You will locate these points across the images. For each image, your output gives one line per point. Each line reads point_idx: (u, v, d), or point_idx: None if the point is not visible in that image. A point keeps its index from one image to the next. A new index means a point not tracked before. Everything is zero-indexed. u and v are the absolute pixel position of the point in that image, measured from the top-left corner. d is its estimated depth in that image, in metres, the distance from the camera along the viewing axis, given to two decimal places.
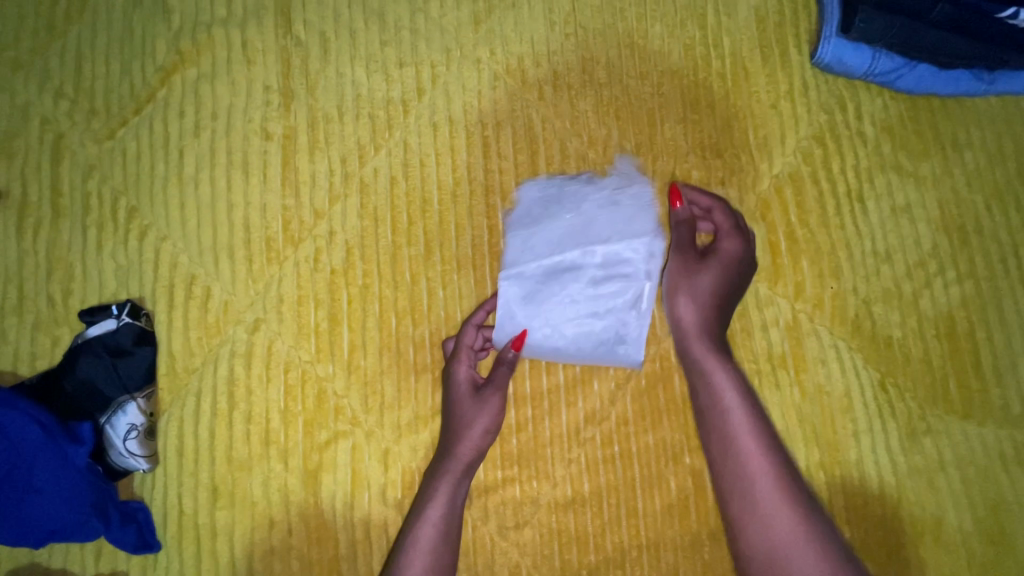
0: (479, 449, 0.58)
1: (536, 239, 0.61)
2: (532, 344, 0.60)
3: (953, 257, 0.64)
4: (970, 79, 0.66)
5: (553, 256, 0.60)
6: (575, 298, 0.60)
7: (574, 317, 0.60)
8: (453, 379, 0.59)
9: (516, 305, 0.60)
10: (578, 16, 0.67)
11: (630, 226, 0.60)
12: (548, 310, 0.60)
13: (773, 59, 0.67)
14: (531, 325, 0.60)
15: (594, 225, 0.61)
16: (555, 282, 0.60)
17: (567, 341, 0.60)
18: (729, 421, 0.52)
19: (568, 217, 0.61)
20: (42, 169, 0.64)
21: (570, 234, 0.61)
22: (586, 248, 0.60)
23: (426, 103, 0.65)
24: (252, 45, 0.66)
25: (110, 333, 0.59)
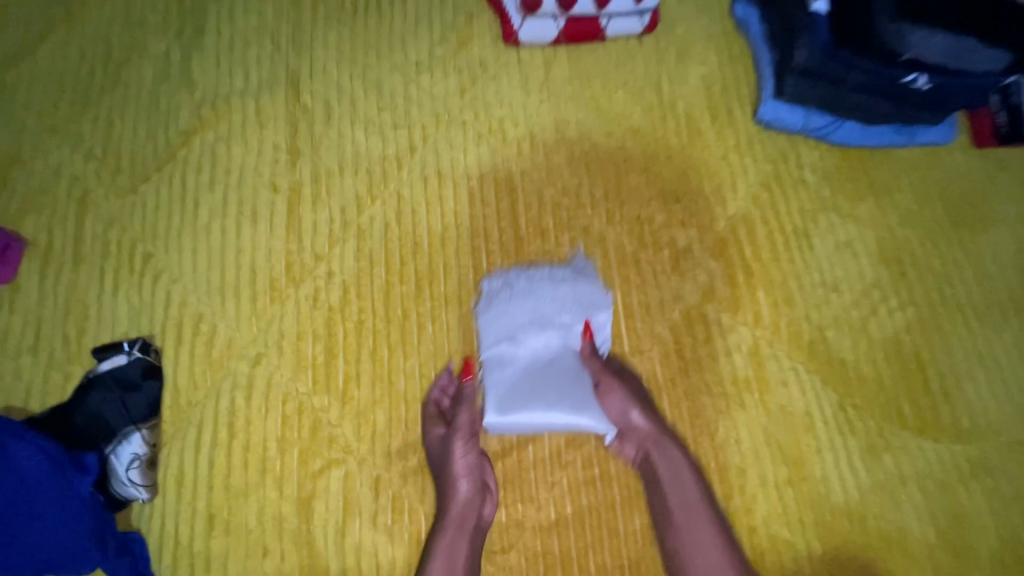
0: (468, 498, 0.59)
1: (505, 315, 0.66)
2: (514, 421, 0.62)
3: (893, 287, 0.71)
4: (892, 133, 0.76)
5: (524, 331, 0.65)
6: (550, 369, 0.64)
7: (549, 389, 0.63)
8: (432, 437, 0.62)
9: (493, 379, 0.64)
10: (551, 85, 0.78)
11: (591, 298, 0.67)
12: (523, 382, 0.64)
13: (721, 118, 0.77)
14: (508, 397, 0.63)
15: (559, 298, 0.67)
16: (528, 354, 0.65)
17: (543, 413, 0.62)
18: (676, 475, 0.59)
19: (530, 298, 0.67)
20: (68, 221, 0.70)
21: (539, 308, 0.66)
22: (553, 321, 0.66)
23: (418, 159, 0.74)
24: (265, 112, 0.75)
25: (121, 367, 0.63)
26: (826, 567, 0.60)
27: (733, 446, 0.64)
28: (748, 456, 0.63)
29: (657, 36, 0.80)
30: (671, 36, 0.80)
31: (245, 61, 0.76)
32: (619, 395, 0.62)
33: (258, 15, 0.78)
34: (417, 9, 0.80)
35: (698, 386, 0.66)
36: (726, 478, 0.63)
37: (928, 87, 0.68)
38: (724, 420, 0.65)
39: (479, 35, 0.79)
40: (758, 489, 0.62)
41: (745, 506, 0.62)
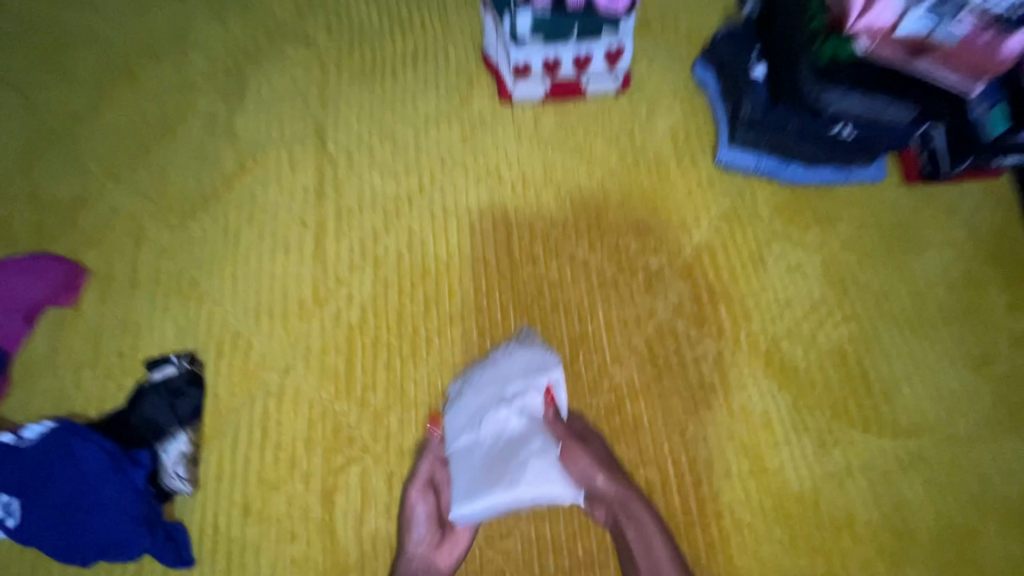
0: (426, 533, 0.68)
1: (461, 403, 0.72)
2: (484, 505, 0.65)
3: (839, 303, 0.82)
4: (832, 172, 0.87)
5: (479, 413, 0.70)
6: (510, 444, 0.68)
7: (514, 462, 0.66)
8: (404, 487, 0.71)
9: (459, 468, 0.68)
10: (540, 135, 0.91)
11: (536, 363, 0.72)
12: (489, 462, 0.68)
13: (686, 161, 0.90)
14: (476, 479, 0.67)
15: (508, 371, 0.72)
16: (488, 434, 0.69)
17: (509, 493, 0.65)
18: (641, 528, 0.66)
19: (483, 379, 0.73)
20: (126, 253, 0.82)
21: (489, 386, 0.72)
22: (506, 395, 0.71)
23: (427, 197, 0.86)
24: (296, 159, 0.87)
25: (170, 376, 0.73)
26: (784, 547, 0.68)
27: (701, 442, 0.73)
28: (714, 450, 0.73)
29: (631, 93, 0.93)
30: (643, 92, 0.93)
31: (280, 117, 0.90)
32: (583, 463, 0.67)
33: (291, 78, 0.92)
34: (426, 72, 0.94)
35: (669, 390, 0.76)
36: (695, 470, 0.72)
37: (852, 137, 0.79)
38: (693, 420, 0.74)
39: (478, 94, 0.93)
40: (723, 479, 0.71)
41: (712, 493, 0.71)
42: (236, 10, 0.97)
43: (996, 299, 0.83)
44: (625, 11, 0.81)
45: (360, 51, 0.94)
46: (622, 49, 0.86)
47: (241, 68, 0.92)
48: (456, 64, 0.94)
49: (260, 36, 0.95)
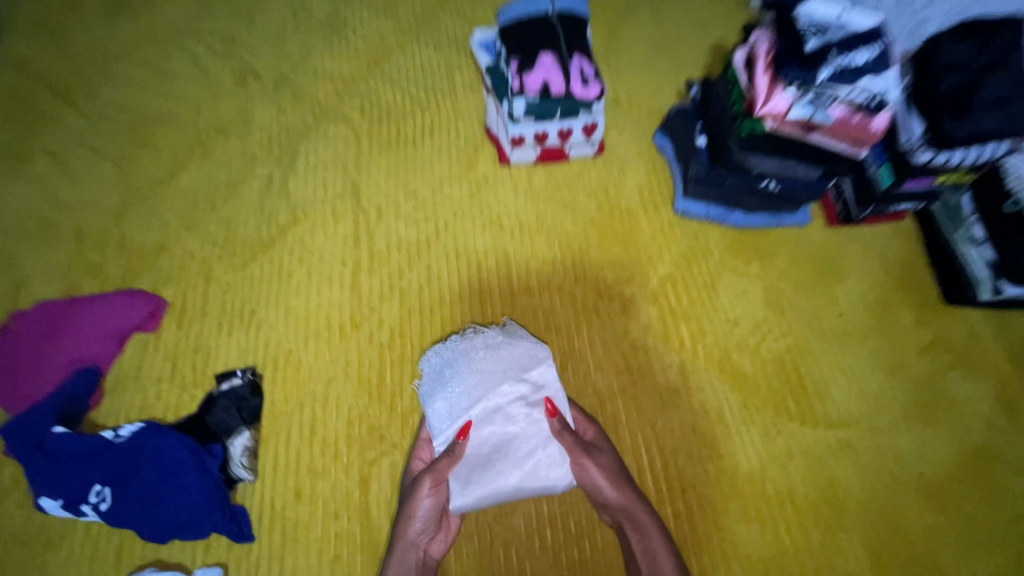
0: (418, 525, 0.78)
1: (455, 393, 0.83)
2: (494, 492, 0.79)
3: (778, 321, 1.01)
4: (768, 218, 1.08)
5: (476, 405, 0.81)
6: (512, 438, 0.80)
7: (514, 453, 0.80)
8: (411, 485, 0.79)
9: (465, 459, 0.79)
10: (533, 190, 1.13)
11: (527, 359, 0.85)
12: (486, 453, 0.80)
13: (651, 209, 1.11)
14: (474, 468, 0.79)
15: (501, 367, 0.84)
16: (484, 426, 0.80)
17: (515, 483, 0.79)
18: (644, 529, 0.78)
19: (479, 375, 0.83)
20: (198, 289, 1.01)
21: (482, 379, 0.83)
22: (501, 392, 0.82)
23: (442, 241, 1.07)
24: (336, 212, 1.08)
25: (236, 386, 0.91)
26: (737, 516, 0.85)
27: (669, 434, 0.90)
28: (679, 440, 0.90)
29: (606, 156, 1.16)
30: (616, 155, 1.16)
31: (323, 179, 1.11)
32: (595, 475, 0.79)
33: (332, 149, 1.15)
34: (440, 142, 1.17)
35: (642, 393, 0.94)
36: (663, 454, 0.89)
37: (778, 187, 1.00)
38: (661, 416, 0.92)
39: (483, 159, 1.15)
40: (687, 464, 0.88)
41: (677, 473, 0.88)
42: (288, 95, 1.20)
43: (907, 316, 1.01)
44: (598, 96, 1.02)
45: (388, 127, 1.18)
46: (596, 125, 1.08)
47: (292, 141, 1.15)
48: (464, 136, 1.18)
49: (307, 116, 1.18)
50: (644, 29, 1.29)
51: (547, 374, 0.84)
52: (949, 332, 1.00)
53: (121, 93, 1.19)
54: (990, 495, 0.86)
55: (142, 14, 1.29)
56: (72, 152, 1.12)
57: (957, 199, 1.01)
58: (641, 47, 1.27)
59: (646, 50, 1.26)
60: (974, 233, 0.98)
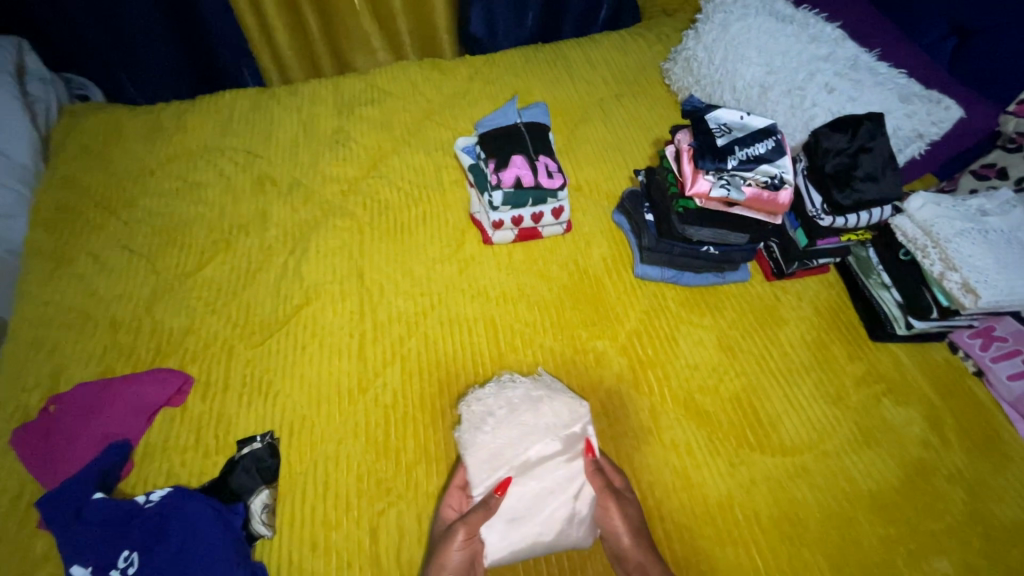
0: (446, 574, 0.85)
1: (500, 443, 0.98)
2: (530, 544, 0.93)
3: (732, 364, 1.16)
4: (713, 277, 1.27)
5: (518, 457, 0.97)
6: (549, 490, 0.96)
7: (550, 505, 0.95)
8: (445, 533, 0.88)
9: (505, 509, 0.94)
10: (514, 264, 1.31)
11: (569, 415, 1.01)
12: (523, 504, 0.95)
13: (615, 274, 1.29)
14: (511, 519, 0.93)
15: (544, 422, 1.00)
16: (524, 478, 0.96)
17: (547, 536, 0.93)
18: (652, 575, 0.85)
19: (523, 430, 0.99)
20: (220, 364, 1.13)
21: (526, 433, 0.99)
22: (542, 446, 0.98)
23: (437, 312, 1.23)
24: (344, 291, 1.25)
25: (256, 449, 1.02)
26: (712, 539, 0.95)
27: (645, 469, 1.02)
28: (654, 473, 1.01)
29: (573, 233, 1.36)
30: (581, 232, 1.37)
31: (332, 264, 1.29)
32: (616, 521, 0.91)
33: (340, 238, 1.34)
34: (432, 228, 1.37)
35: (619, 433, 1.06)
36: (641, 487, 1.00)
37: (716, 251, 1.20)
38: (637, 454, 1.04)
39: (469, 240, 1.35)
40: (663, 495, 0.99)
41: (655, 503, 0.98)
42: (300, 196, 1.42)
43: (839, 352, 1.18)
44: (562, 185, 1.24)
45: (387, 218, 1.38)
46: (563, 208, 1.29)
47: (304, 234, 1.34)
48: (452, 221, 1.38)
49: (318, 213, 1.39)
50: (598, 130, 1.57)
51: (582, 430, 1.01)
52: (876, 365, 1.16)
53: (157, 202, 1.40)
54: (930, 503, 0.99)
55: (175, 136, 1.53)
56: (112, 254, 1.30)
57: (862, 252, 1.24)
58: (596, 145, 1.53)
59: (600, 147, 1.53)
60: (882, 279, 1.19)
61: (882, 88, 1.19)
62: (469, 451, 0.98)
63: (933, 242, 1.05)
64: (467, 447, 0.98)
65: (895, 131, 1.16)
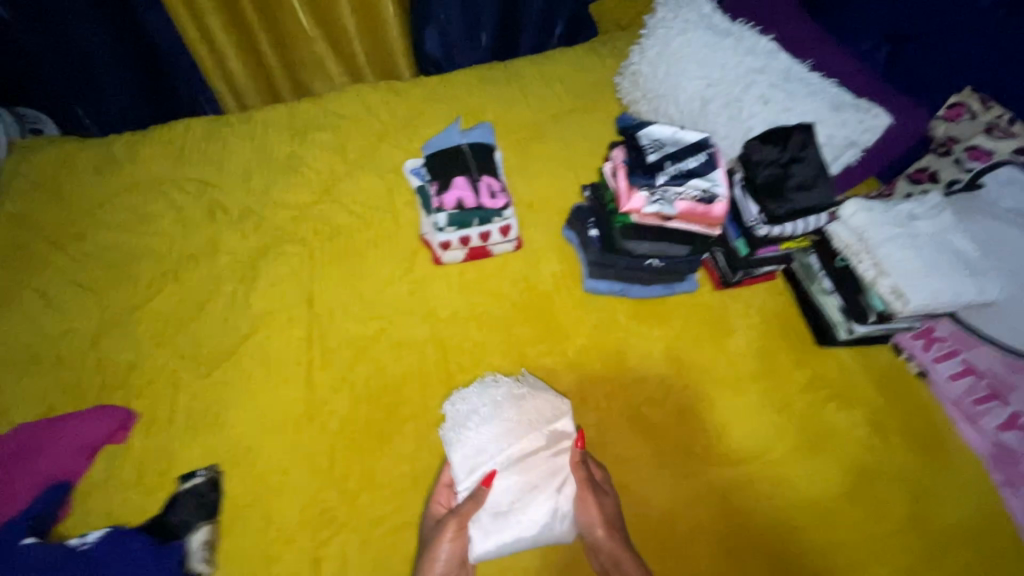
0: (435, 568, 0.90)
1: (485, 439, 1.00)
2: (515, 539, 0.95)
3: (680, 375, 1.17)
4: (662, 288, 1.28)
5: (502, 452, 0.99)
6: (534, 484, 0.98)
7: (535, 499, 0.97)
8: (435, 529, 0.94)
9: (491, 504, 0.97)
10: (464, 283, 1.31)
11: (552, 412, 1.04)
12: (507, 498, 0.97)
13: (566, 289, 1.29)
14: (496, 513, 0.96)
15: (528, 418, 1.02)
16: (508, 473, 0.98)
17: (532, 529, 0.96)
18: (625, 562, 0.91)
19: (506, 426, 1.01)
20: (165, 399, 1.13)
21: (510, 428, 1.01)
22: (526, 440, 1.00)
23: (387, 336, 1.22)
24: (292, 318, 1.24)
25: (198, 485, 1.01)
26: (655, 554, 0.96)
27: None
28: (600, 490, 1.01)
29: (524, 249, 1.37)
30: (532, 248, 1.37)
31: (281, 291, 1.29)
32: (594, 512, 0.95)
33: (290, 265, 1.33)
34: (383, 251, 1.37)
35: None
36: None
37: (661, 263, 1.21)
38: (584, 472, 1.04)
39: (420, 261, 1.35)
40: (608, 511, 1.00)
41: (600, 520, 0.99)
42: (251, 223, 1.41)
43: (786, 360, 1.19)
44: (506, 205, 1.25)
45: (338, 243, 1.38)
46: (511, 225, 1.29)
47: (254, 262, 1.34)
48: (403, 243, 1.38)
49: (269, 239, 1.38)
50: (550, 145, 1.57)
51: (565, 425, 1.04)
52: (822, 371, 1.17)
53: (106, 236, 1.39)
54: (869, 509, 1.01)
55: (125, 167, 1.52)
56: (58, 290, 1.29)
57: (805, 259, 1.24)
58: (548, 161, 1.54)
59: (552, 163, 1.53)
60: (823, 285, 1.21)
61: (813, 98, 1.21)
62: (454, 448, 1.01)
63: (863, 248, 1.08)
64: (452, 445, 1.01)
65: (827, 139, 1.19)
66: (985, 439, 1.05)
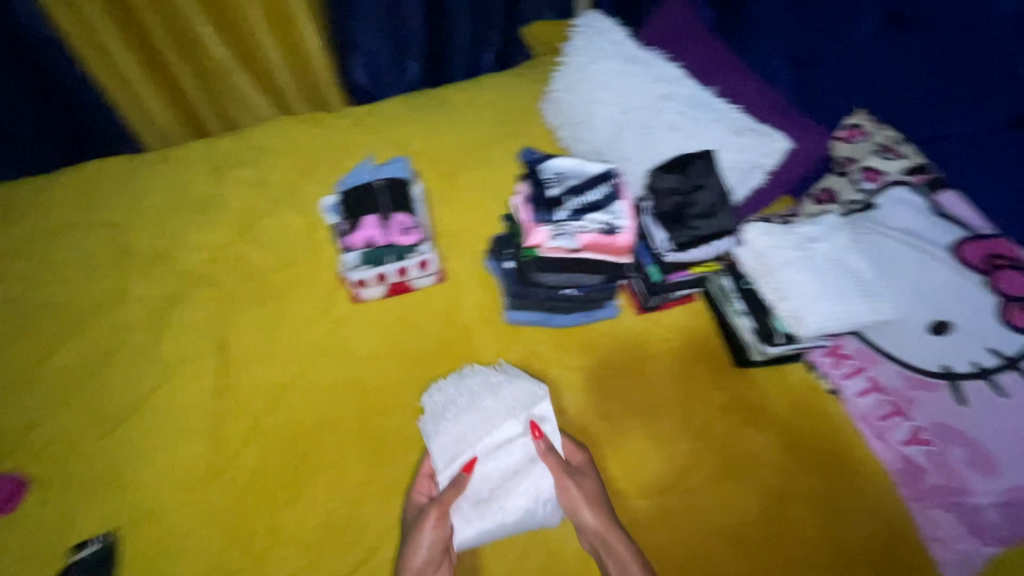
0: (422, 556, 0.93)
1: (462, 430, 1.04)
2: (499, 524, 0.99)
3: (598, 406, 1.17)
4: (583, 316, 1.28)
5: (480, 441, 1.03)
6: (513, 471, 1.02)
7: (517, 484, 1.01)
8: (418, 518, 0.96)
9: (472, 491, 1.00)
10: (384, 321, 1.28)
11: (529, 398, 1.07)
12: (488, 485, 1.01)
13: (487, 323, 1.28)
14: (477, 501, 1.00)
15: (505, 405, 1.06)
16: (488, 460, 1.02)
17: (516, 513, 1.00)
18: (613, 536, 0.93)
19: (483, 414, 1.05)
20: (60, 462, 1.08)
21: (487, 417, 1.05)
22: (504, 427, 1.04)
23: (301, 381, 1.18)
24: (200, 368, 1.20)
25: (90, 554, 0.97)
26: None
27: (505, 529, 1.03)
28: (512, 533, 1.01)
29: (446, 283, 1.35)
30: (454, 282, 1.36)
31: (190, 340, 1.24)
32: (575, 492, 0.97)
33: (202, 312, 1.29)
34: (301, 291, 1.33)
35: None
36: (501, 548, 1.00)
37: (578, 292, 1.22)
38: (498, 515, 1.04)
39: (338, 300, 1.31)
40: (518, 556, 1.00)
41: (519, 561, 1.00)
42: (163, 270, 1.37)
43: (704, 383, 1.19)
44: (420, 240, 1.23)
45: (254, 285, 1.34)
46: (429, 261, 1.28)
47: (164, 310, 1.29)
48: (323, 282, 1.35)
49: (181, 286, 1.34)
50: (476, 174, 1.56)
51: (543, 409, 1.06)
52: (739, 392, 1.18)
53: (5, 290, 1.33)
54: (781, 534, 1.02)
55: (29, 214, 1.46)
56: None
57: (719, 281, 1.25)
58: (474, 190, 1.53)
59: (478, 192, 1.53)
60: (736, 306, 1.22)
61: (718, 124, 1.24)
62: (433, 440, 1.05)
63: (764, 271, 1.10)
64: (432, 436, 1.05)
65: (733, 163, 1.21)
66: (890, 450, 1.07)
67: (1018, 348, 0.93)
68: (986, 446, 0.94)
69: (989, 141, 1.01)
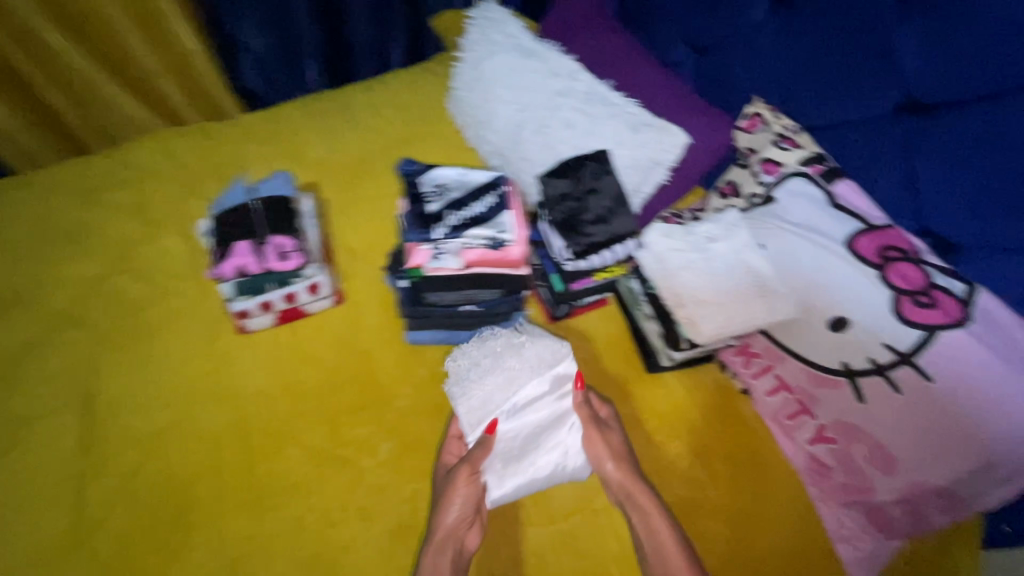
0: (454, 517, 0.93)
1: (489, 391, 1.00)
2: (530, 480, 1.00)
3: None
4: (487, 330, 1.17)
5: (508, 402, 0.99)
6: (542, 428, 1.01)
7: (547, 440, 1.01)
8: (447, 479, 0.96)
9: (501, 450, 0.99)
10: (275, 352, 1.19)
11: (553, 355, 1.03)
12: (517, 443, 1.00)
13: (387, 344, 1.20)
14: (507, 459, 0.99)
15: (532, 363, 1.02)
16: (515, 420, 0.99)
17: (546, 469, 1.01)
18: (637, 489, 0.94)
19: (508, 374, 1.00)
20: None
21: (513, 377, 1.00)
22: (531, 387, 1.00)
23: (181, 428, 1.09)
24: (64, 423, 1.10)
25: None
26: None
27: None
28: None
29: (345, 303, 1.26)
30: (354, 301, 1.27)
31: (56, 391, 1.13)
32: (602, 447, 0.98)
33: (68, 357, 1.17)
34: (182, 324, 1.22)
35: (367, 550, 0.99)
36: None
37: (477, 308, 1.15)
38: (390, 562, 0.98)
39: (225, 332, 1.21)
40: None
41: None
42: (22, 312, 1.24)
43: (614, 393, 1.14)
44: (300, 264, 1.13)
45: (129, 321, 1.22)
46: (319, 283, 1.18)
47: (24, 359, 1.17)
48: (208, 313, 1.24)
49: (44, 328, 1.21)
50: (378, 182, 1.47)
51: (570, 365, 1.03)
52: (649, 400, 1.14)
53: None
54: None
55: None
56: None
57: (627, 284, 1.20)
58: (376, 199, 1.43)
59: (380, 201, 1.43)
60: (645, 310, 1.17)
61: (614, 120, 1.17)
62: (459, 402, 1.00)
63: (665, 274, 1.07)
64: (457, 399, 1.01)
65: (632, 162, 1.15)
66: (797, 448, 1.06)
67: (912, 342, 0.89)
68: (884, 445, 0.92)
69: (878, 130, 0.99)
